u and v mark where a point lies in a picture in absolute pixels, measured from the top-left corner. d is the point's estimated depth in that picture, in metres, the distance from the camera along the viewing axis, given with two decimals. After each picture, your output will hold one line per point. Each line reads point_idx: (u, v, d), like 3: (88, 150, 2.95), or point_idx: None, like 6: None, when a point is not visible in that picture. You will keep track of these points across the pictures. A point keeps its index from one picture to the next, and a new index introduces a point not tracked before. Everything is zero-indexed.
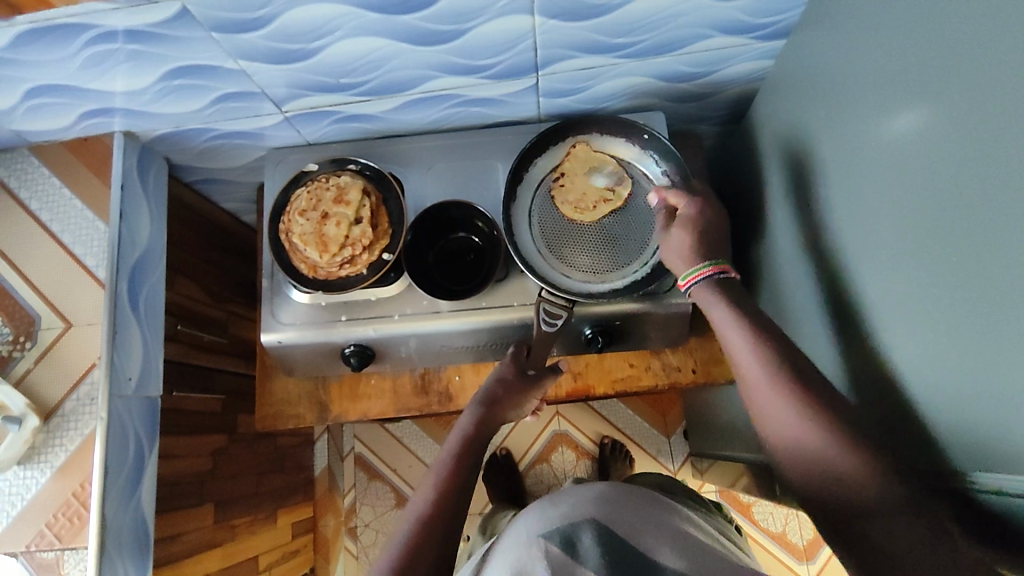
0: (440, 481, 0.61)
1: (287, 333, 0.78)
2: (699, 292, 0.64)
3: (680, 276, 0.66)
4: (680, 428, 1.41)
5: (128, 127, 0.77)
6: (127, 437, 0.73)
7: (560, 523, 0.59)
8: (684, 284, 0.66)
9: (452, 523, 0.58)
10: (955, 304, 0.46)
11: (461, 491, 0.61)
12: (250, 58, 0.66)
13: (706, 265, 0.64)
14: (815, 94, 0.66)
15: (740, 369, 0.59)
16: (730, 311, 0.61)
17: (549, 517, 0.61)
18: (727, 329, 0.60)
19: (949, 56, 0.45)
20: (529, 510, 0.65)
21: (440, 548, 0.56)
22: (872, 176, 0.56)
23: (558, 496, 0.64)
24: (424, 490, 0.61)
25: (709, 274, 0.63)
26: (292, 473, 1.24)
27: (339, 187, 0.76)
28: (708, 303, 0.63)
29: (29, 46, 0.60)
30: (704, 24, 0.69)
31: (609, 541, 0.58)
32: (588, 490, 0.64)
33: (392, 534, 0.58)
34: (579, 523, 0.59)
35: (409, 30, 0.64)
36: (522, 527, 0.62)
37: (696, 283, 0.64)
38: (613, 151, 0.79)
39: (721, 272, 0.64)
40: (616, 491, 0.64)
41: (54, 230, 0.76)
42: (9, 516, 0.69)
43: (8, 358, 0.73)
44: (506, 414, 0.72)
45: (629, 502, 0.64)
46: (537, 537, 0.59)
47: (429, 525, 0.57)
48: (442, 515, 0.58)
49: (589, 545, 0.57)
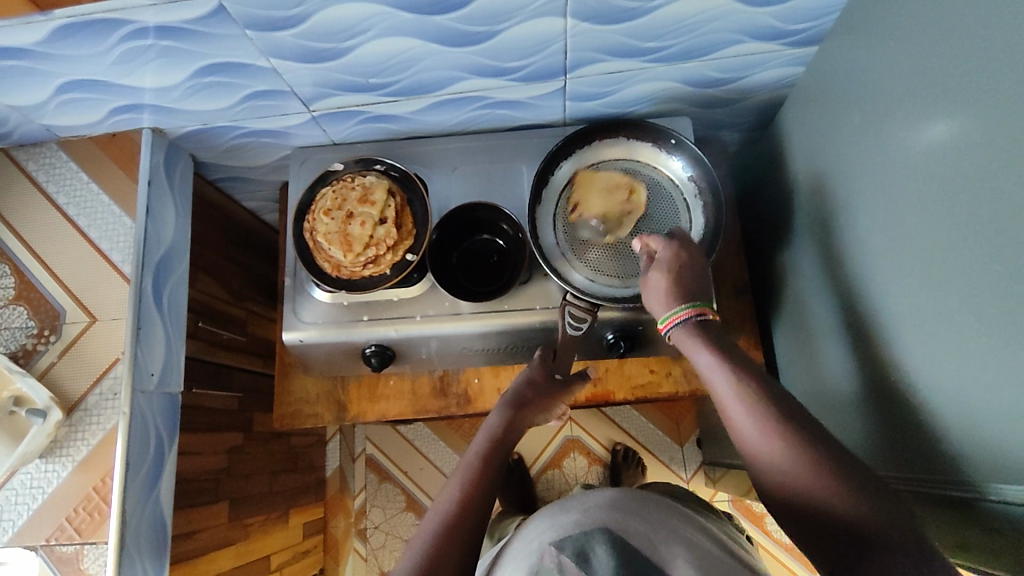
0: (468, 479, 0.61)
1: (308, 332, 0.78)
2: (677, 336, 0.62)
3: (658, 320, 0.64)
4: (693, 437, 1.40)
5: (156, 124, 0.77)
6: (148, 433, 0.73)
7: (574, 532, 0.58)
8: (664, 327, 0.64)
9: (479, 524, 0.58)
10: (1001, 313, 0.45)
11: (488, 490, 0.61)
12: (281, 56, 0.66)
13: (683, 308, 0.62)
14: (845, 101, 0.65)
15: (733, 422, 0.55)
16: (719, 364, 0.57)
17: (561, 524, 0.60)
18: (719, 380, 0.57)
19: (992, 65, 0.45)
20: (542, 515, 0.64)
21: (467, 547, 0.56)
22: (906, 184, 0.55)
23: (568, 503, 0.63)
24: (451, 488, 0.61)
25: (684, 317, 0.62)
26: (304, 473, 1.24)
27: (364, 187, 0.76)
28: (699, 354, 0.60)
29: (64, 41, 0.61)
30: (735, 30, 0.69)
31: (622, 552, 0.56)
32: (600, 496, 0.63)
33: (411, 538, 0.57)
34: (590, 533, 0.58)
35: (441, 30, 0.64)
36: (535, 537, 0.61)
37: (675, 326, 0.62)
38: (639, 155, 0.79)
39: (698, 315, 0.62)
40: (627, 497, 0.63)
41: (81, 224, 0.77)
42: (30, 508, 0.69)
43: (33, 351, 0.73)
44: (535, 417, 0.71)
45: (641, 509, 0.62)
46: (549, 545, 0.57)
47: (456, 523, 0.57)
48: (467, 520, 0.58)
49: (602, 556, 0.55)
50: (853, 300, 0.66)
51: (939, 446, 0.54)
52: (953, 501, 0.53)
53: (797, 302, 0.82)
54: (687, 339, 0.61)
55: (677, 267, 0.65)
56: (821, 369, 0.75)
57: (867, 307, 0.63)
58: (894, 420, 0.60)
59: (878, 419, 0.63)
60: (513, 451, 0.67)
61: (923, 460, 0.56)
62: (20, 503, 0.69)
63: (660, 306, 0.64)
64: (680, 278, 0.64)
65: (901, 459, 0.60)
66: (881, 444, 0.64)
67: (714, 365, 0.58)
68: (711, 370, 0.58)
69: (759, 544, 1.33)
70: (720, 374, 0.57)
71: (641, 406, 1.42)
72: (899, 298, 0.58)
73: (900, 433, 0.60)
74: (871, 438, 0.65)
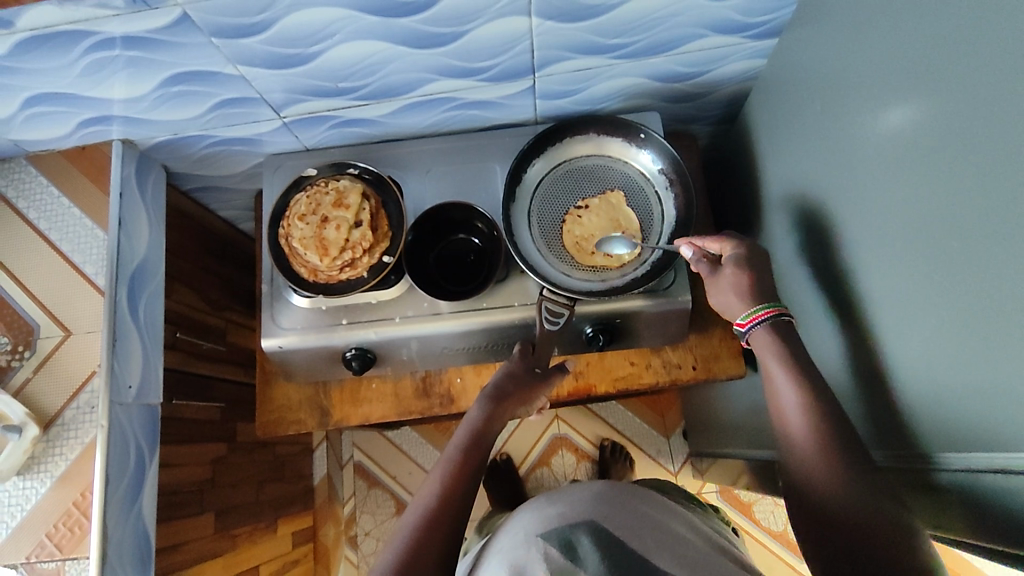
0: (446, 476, 0.61)
1: (288, 338, 0.78)
2: (758, 334, 0.63)
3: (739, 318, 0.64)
4: (679, 429, 1.41)
5: (126, 135, 0.77)
6: (128, 446, 0.73)
7: (559, 523, 0.58)
8: (745, 325, 0.63)
9: (459, 521, 0.58)
10: (961, 285, 0.47)
11: (467, 486, 0.61)
12: (249, 63, 0.66)
13: (763, 307, 0.63)
14: (808, 90, 0.67)
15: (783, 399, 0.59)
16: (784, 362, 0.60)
17: (547, 516, 0.60)
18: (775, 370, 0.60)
19: (941, 50, 0.47)
20: (527, 506, 0.65)
21: (445, 547, 0.56)
22: (869, 168, 0.57)
23: (556, 494, 0.64)
24: (430, 486, 0.61)
25: (766, 316, 0.62)
26: (291, 482, 1.23)
27: (338, 191, 0.76)
28: (766, 348, 0.62)
29: (28, 55, 0.61)
30: (698, 24, 0.70)
31: (608, 546, 0.56)
32: (586, 488, 0.64)
33: (391, 538, 0.58)
34: (575, 526, 0.58)
35: (407, 33, 0.64)
36: (520, 527, 0.61)
37: (756, 325, 0.62)
38: (609, 150, 0.80)
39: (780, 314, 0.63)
40: (613, 489, 0.64)
41: (53, 239, 0.76)
42: (8, 527, 0.68)
43: (7, 367, 0.72)
44: (515, 410, 0.72)
45: (628, 499, 0.63)
46: (536, 538, 0.58)
47: (435, 522, 0.57)
48: (446, 517, 0.58)
49: (588, 549, 0.56)
50: (824, 282, 0.68)
51: (911, 422, 0.55)
52: (924, 472, 0.54)
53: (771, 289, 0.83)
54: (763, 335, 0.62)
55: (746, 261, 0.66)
56: None
57: (836, 289, 0.65)
58: (869, 397, 0.61)
59: (852, 398, 0.65)
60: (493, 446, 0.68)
61: (895, 434, 0.58)
62: None
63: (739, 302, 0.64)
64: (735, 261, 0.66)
65: (875, 435, 0.61)
66: (855, 420, 0.65)
67: (784, 375, 0.59)
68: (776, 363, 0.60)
69: (747, 533, 1.34)
70: (789, 389, 0.58)
71: (627, 401, 1.43)
72: (866, 278, 0.59)
73: (872, 410, 0.61)
74: (846, 416, 0.66)
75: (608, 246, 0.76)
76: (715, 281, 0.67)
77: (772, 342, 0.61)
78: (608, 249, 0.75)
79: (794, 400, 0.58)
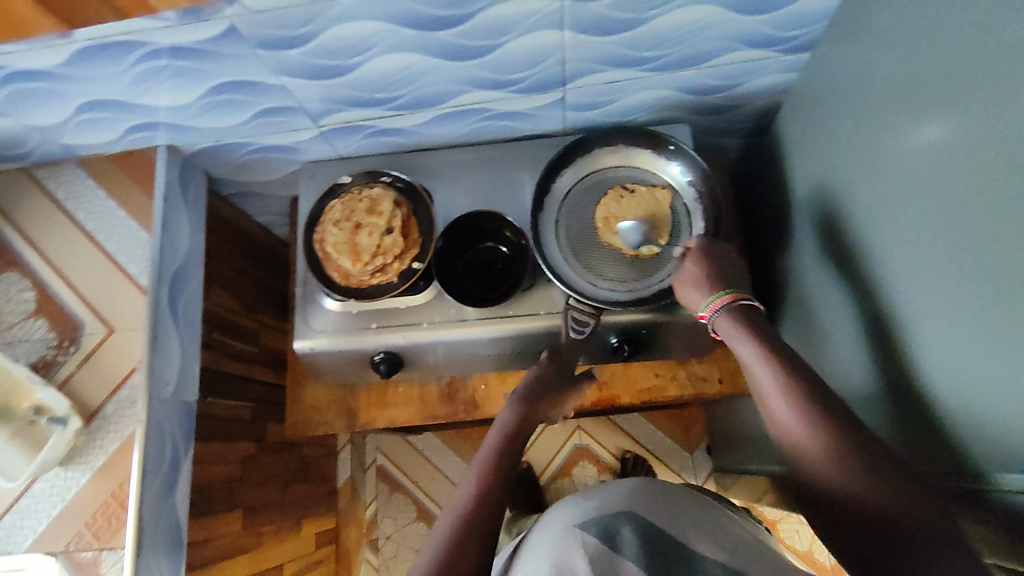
0: (480, 476, 0.62)
1: (319, 340, 0.79)
2: (720, 323, 0.65)
3: (701, 307, 0.67)
4: (703, 443, 1.40)
5: (171, 141, 0.80)
6: (165, 440, 0.75)
7: (598, 514, 0.59)
8: (706, 315, 0.66)
9: (494, 521, 0.59)
10: (997, 301, 0.46)
11: (501, 485, 0.61)
12: (290, 73, 0.68)
13: (723, 295, 0.65)
14: (840, 103, 0.67)
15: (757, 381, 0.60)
16: (755, 346, 0.61)
17: (583, 508, 0.60)
18: (751, 357, 0.61)
19: (977, 67, 0.47)
20: (564, 501, 0.64)
21: (483, 549, 0.57)
22: (904, 181, 0.57)
23: (590, 490, 0.64)
24: (465, 486, 0.62)
25: (725, 302, 0.65)
26: (315, 484, 1.25)
27: (371, 198, 0.78)
28: (736, 337, 0.63)
29: (83, 63, 0.64)
30: (729, 38, 0.70)
31: (647, 535, 0.57)
32: (622, 483, 0.64)
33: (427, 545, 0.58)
34: (614, 516, 0.59)
35: (443, 46, 0.66)
36: (557, 518, 0.62)
37: (718, 312, 0.65)
38: (639, 162, 0.81)
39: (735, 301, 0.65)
40: (650, 482, 0.64)
41: (99, 239, 0.79)
42: (49, 515, 0.71)
43: (53, 361, 0.75)
44: (545, 412, 0.72)
45: (666, 496, 0.63)
46: (573, 527, 0.58)
47: (470, 521, 0.58)
48: (479, 523, 0.58)
49: (627, 537, 0.57)
50: (856, 297, 0.67)
51: (946, 440, 0.54)
52: (957, 492, 0.53)
53: (800, 303, 0.82)
54: (727, 323, 0.64)
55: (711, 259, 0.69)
56: (824, 367, 0.76)
57: (870, 304, 0.64)
58: (899, 413, 0.61)
59: (884, 416, 0.64)
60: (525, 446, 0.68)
61: (928, 452, 0.57)
62: (41, 510, 0.72)
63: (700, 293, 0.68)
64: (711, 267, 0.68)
65: (904, 453, 0.60)
66: (884, 437, 0.64)
67: (771, 383, 0.58)
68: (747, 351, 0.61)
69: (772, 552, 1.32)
70: (773, 389, 0.58)
71: (650, 414, 1.42)
72: (901, 295, 0.59)
73: (904, 427, 0.60)
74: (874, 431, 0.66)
75: (632, 235, 0.76)
76: (678, 272, 0.70)
77: (733, 326, 0.64)
78: (629, 237, 0.76)
79: (786, 410, 0.56)
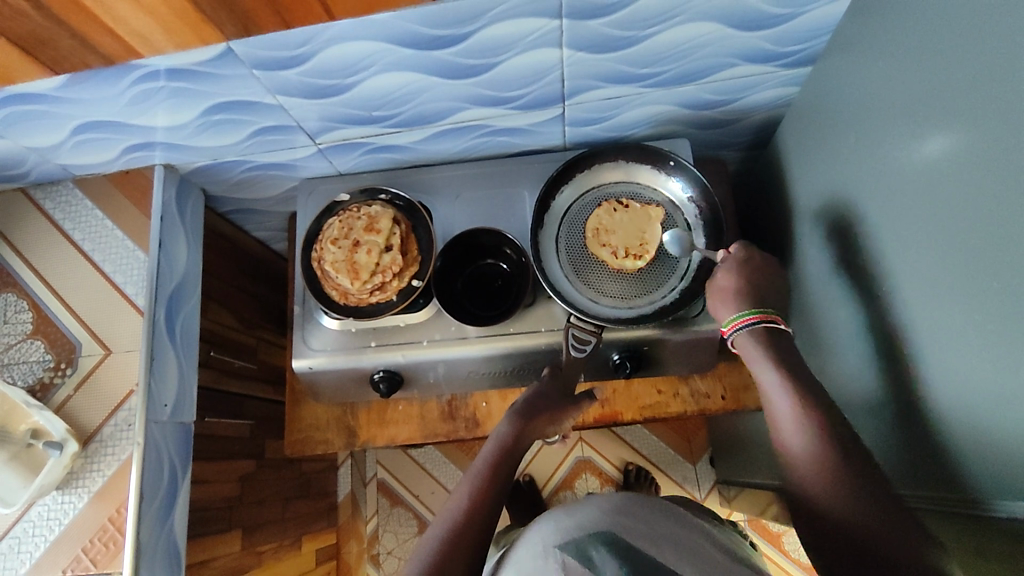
0: (475, 489, 0.61)
1: (318, 359, 0.79)
2: (740, 340, 0.64)
3: (725, 322, 0.65)
4: (706, 455, 1.39)
5: (168, 160, 0.79)
6: (162, 463, 0.75)
7: (577, 533, 0.56)
8: (728, 330, 0.65)
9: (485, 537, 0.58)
10: (1004, 324, 0.46)
11: (491, 505, 0.60)
12: (287, 93, 0.68)
13: (750, 312, 0.63)
14: (841, 119, 0.66)
15: (773, 406, 0.59)
16: (778, 373, 0.59)
17: (561, 526, 0.58)
18: (771, 384, 0.59)
19: (980, 88, 0.46)
20: (545, 516, 0.62)
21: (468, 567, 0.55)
22: (906, 200, 0.56)
23: (573, 505, 0.61)
24: (459, 496, 0.61)
25: (752, 321, 0.63)
26: (315, 499, 1.24)
27: (369, 216, 0.78)
28: (757, 362, 0.61)
29: (79, 85, 0.63)
30: (728, 54, 0.70)
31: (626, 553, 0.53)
32: (604, 498, 0.61)
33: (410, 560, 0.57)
34: (592, 535, 0.55)
35: (441, 64, 0.66)
36: (537, 536, 0.59)
37: (740, 330, 0.63)
38: (639, 178, 0.81)
39: (766, 321, 0.63)
40: (630, 498, 0.61)
41: (96, 260, 0.79)
42: (47, 540, 0.71)
43: (50, 383, 0.75)
44: (543, 428, 0.70)
45: (646, 512, 0.59)
46: (553, 546, 0.55)
47: (460, 536, 0.57)
48: (467, 542, 0.57)
49: (605, 556, 0.53)
50: (860, 313, 0.66)
51: (950, 464, 0.53)
52: (962, 516, 0.52)
53: (803, 318, 0.82)
54: (751, 344, 0.62)
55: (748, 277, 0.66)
56: (828, 384, 0.75)
57: (875, 320, 0.63)
58: (906, 432, 0.60)
59: (891, 435, 0.63)
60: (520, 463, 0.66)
61: (934, 474, 0.56)
62: (37, 535, 0.71)
63: (726, 308, 0.66)
64: (749, 285, 0.66)
65: (911, 473, 0.59)
66: (889, 456, 0.63)
67: (783, 398, 0.58)
68: (768, 377, 0.59)
69: (777, 565, 1.30)
70: (790, 417, 0.56)
71: (653, 425, 1.41)
72: (907, 313, 0.58)
73: (911, 447, 0.59)
74: (880, 450, 0.65)
75: (621, 246, 0.76)
76: (714, 284, 0.68)
77: (756, 347, 0.62)
78: (619, 249, 0.76)
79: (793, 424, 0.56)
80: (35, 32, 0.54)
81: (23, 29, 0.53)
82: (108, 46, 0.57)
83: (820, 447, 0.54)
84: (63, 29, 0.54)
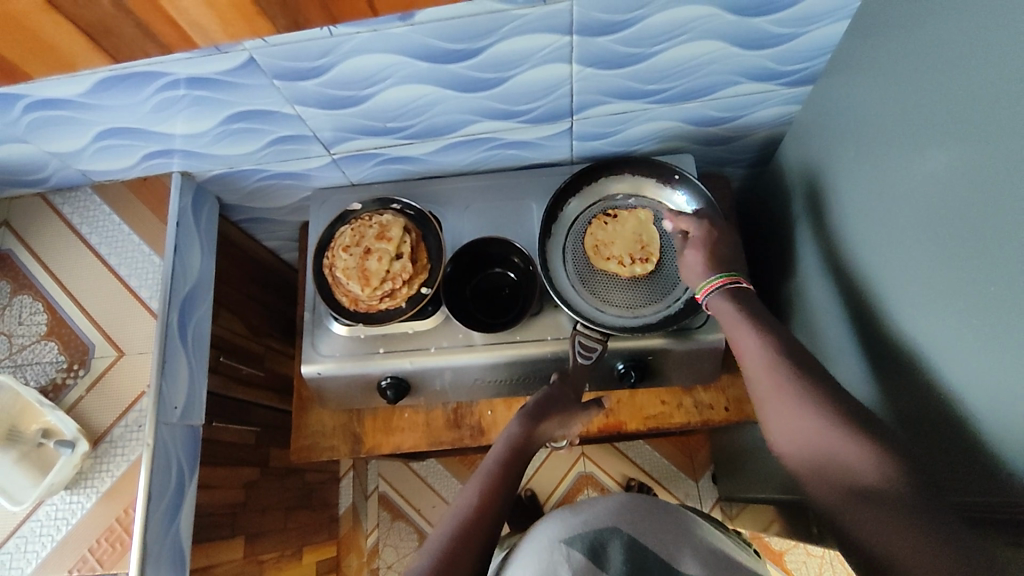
0: (485, 486, 0.62)
1: (326, 364, 0.80)
2: (713, 303, 0.67)
3: (697, 291, 0.70)
4: (708, 471, 1.39)
5: (185, 168, 0.82)
6: (169, 464, 0.75)
7: (586, 529, 0.57)
8: (701, 297, 0.69)
9: (487, 538, 0.58)
10: (997, 331, 0.47)
11: (502, 501, 0.61)
12: (304, 103, 0.70)
13: (715, 278, 0.68)
14: (840, 135, 0.69)
15: (755, 382, 0.61)
16: (761, 351, 0.61)
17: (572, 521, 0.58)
18: (755, 360, 0.61)
19: (974, 103, 0.48)
20: (556, 513, 0.62)
21: (476, 557, 0.56)
22: (904, 212, 0.58)
23: (578, 505, 0.62)
24: (468, 495, 0.61)
25: (718, 285, 0.67)
26: (317, 510, 1.23)
27: (381, 225, 0.79)
28: (739, 331, 0.63)
29: (105, 92, 0.66)
30: (733, 72, 0.73)
31: (634, 551, 0.55)
32: (612, 498, 0.61)
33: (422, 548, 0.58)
34: (604, 534, 0.56)
35: (455, 78, 0.68)
36: (543, 531, 0.59)
37: (711, 294, 0.68)
38: (645, 191, 0.82)
39: (732, 282, 0.67)
40: (637, 497, 0.62)
41: (112, 263, 0.81)
42: (53, 540, 0.71)
43: (62, 384, 0.76)
44: (552, 429, 0.71)
45: (663, 513, 0.60)
46: (558, 541, 0.56)
47: (471, 528, 0.58)
48: (476, 534, 0.58)
49: (614, 556, 0.55)
50: (860, 324, 0.68)
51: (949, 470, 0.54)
52: None
53: (805, 330, 0.83)
54: (724, 307, 0.66)
55: (711, 242, 0.71)
56: None
57: (871, 331, 0.65)
58: None
59: None
60: (529, 464, 0.67)
61: None
62: (44, 535, 0.71)
63: (695, 278, 0.70)
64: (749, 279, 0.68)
65: None
66: None
67: (774, 398, 0.58)
68: (752, 354, 0.62)
69: None
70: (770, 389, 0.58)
71: (655, 441, 1.41)
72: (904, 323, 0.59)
73: None
74: None
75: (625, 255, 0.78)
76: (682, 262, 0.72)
77: (728, 309, 0.66)
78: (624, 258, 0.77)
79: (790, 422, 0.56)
80: (101, 22, 0.49)
81: (90, 15, 0.49)
82: (169, 35, 0.51)
83: (809, 429, 0.55)
84: (129, 16, 0.49)
